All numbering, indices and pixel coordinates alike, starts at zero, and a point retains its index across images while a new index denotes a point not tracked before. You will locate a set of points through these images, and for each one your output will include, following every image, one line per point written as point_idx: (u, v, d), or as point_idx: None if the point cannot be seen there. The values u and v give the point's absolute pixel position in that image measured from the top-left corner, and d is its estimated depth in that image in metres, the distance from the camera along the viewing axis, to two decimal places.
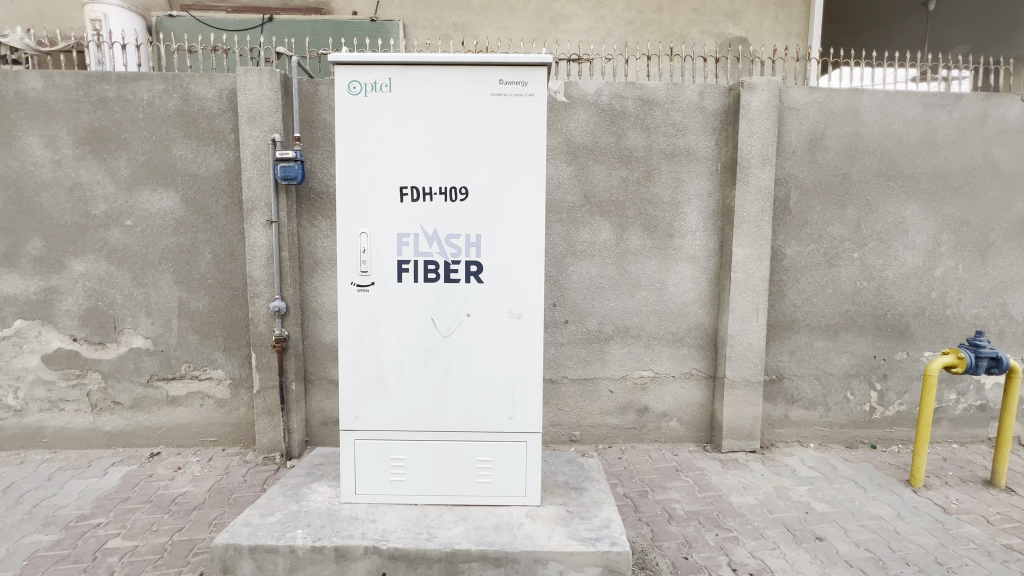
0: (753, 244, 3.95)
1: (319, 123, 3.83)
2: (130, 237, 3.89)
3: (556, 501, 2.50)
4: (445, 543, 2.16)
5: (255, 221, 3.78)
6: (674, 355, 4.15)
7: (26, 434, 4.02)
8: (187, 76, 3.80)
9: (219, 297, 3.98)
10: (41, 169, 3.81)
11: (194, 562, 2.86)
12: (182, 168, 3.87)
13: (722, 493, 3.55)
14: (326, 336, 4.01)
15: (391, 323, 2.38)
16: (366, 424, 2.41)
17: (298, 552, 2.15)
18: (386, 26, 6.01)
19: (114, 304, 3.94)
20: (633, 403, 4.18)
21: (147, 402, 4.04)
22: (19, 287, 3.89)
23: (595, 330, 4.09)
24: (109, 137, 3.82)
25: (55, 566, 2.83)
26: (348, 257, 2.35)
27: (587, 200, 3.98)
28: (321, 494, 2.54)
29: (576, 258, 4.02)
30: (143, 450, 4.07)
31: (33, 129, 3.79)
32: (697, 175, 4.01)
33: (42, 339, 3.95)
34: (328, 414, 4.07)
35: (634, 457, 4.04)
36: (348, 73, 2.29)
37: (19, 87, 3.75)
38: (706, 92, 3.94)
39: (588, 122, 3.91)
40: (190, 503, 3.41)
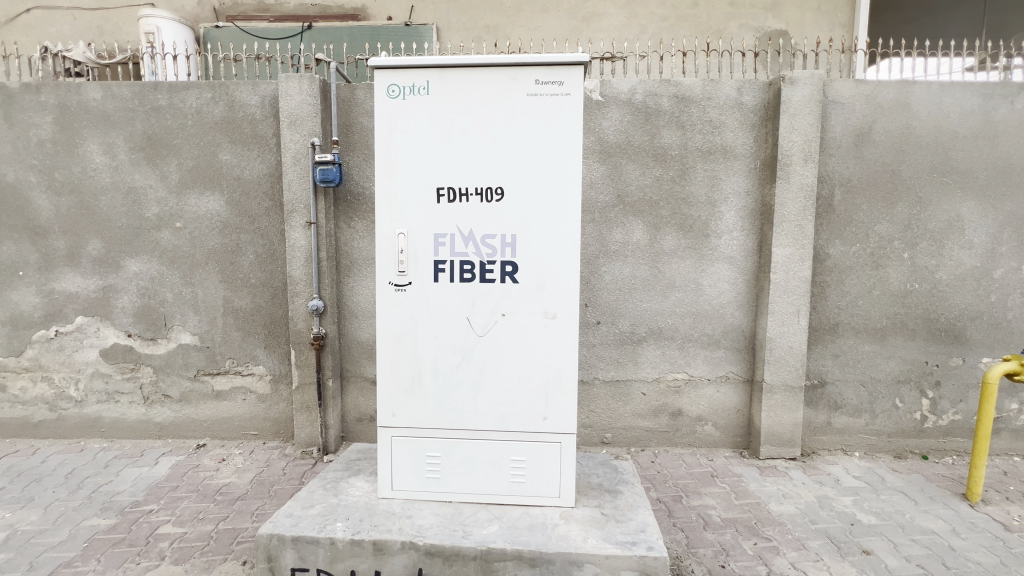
0: (794, 244, 3.81)
1: (356, 127, 3.93)
2: (180, 238, 4.09)
3: (591, 503, 2.48)
4: (480, 541, 2.17)
5: (295, 222, 3.90)
6: (709, 358, 4.05)
7: (85, 423, 4.28)
8: (232, 84, 3.96)
9: (261, 296, 4.13)
10: (101, 174, 4.05)
11: (238, 550, 2.97)
12: (227, 172, 4.04)
13: (760, 501, 3.44)
14: (361, 335, 4.11)
15: (428, 322, 2.41)
16: (403, 421, 2.46)
17: (339, 544, 2.20)
18: (420, 31, 6.15)
19: (165, 302, 4.15)
20: (666, 406, 4.10)
21: (194, 395, 4.24)
22: (80, 285, 4.14)
23: (628, 330, 4.03)
24: (161, 143, 4.02)
25: (112, 549, 3.01)
26: (386, 257, 2.40)
27: (620, 200, 3.93)
28: (359, 488, 2.59)
29: (608, 258, 3.97)
30: (190, 441, 4.27)
31: (94, 137, 4.03)
32: (735, 173, 3.90)
33: (100, 335, 4.19)
34: (363, 411, 4.17)
35: (667, 461, 3.97)
36: (387, 77, 2.34)
37: (81, 97, 4.00)
38: (745, 87, 3.84)
39: (621, 120, 3.86)
40: (234, 493, 3.56)
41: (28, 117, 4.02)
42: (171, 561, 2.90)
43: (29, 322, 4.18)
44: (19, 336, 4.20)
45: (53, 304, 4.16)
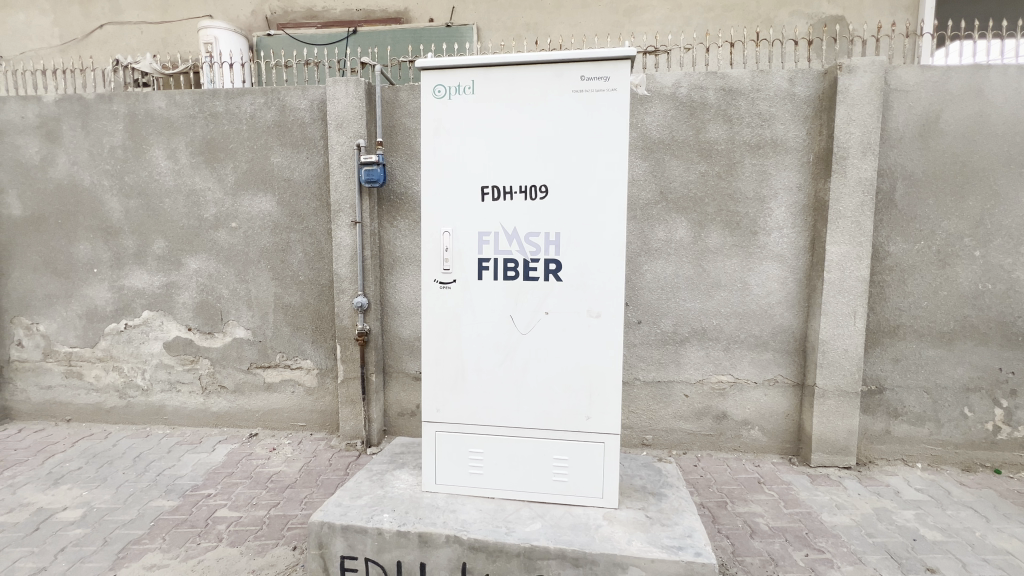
0: (851, 241, 3.61)
1: (399, 128, 4.02)
2: (235, 238, 4.31)
3: (635, 505, 2.44)
4: (523, 538, 2.18)
5: (341, 221, 4.03)
6: (756, 360, 3.90)
7: (151, 411, 4.59)
8: (284, 89, 4.13)
9: (309, 292, 4.30)
10: (165, 178, 4.32)
11: (289, 536, 3.11)
12: (278, 174, 4.22)
13: (812, 510, 3.29)
14: (403, 331, 4.20)
15: (471, 319, 2.44)
16: (447, 417, 2.50)
17: (386, 534, 2.26)
18: (461, 31, 6.21)
19: (221, 298, 4.38)
20: (710, 409, 3.98)
21: (247, 386, 4.45)
22: (146, 282, 4.43)
23: (670, 330, 3.94)
24: (218, 147, 4.25)
25: (175, 529, 3.21)
26: (431, 255, 2.45)
27: (663, 196, 3.83)
28: (403, 481, 2.65)
29: (650, 256, 3.89)
30: (244, 431, 4.49)
31: (159, 142, 4.30)
32: (786, 167, 3.74)
33: (164, 328, 4.47)
34: (404, 406, 4.27)
35: (711, 465, 3.85)
36: (433, 77, 2.38)
37: (148, 106, 4.27)
38: (797, 78, 3.67)
39: (665, 115, 3.77)
40: (284, 481, 3.72)
41: (102, 125, 4.34)
42: (228, 543, 3.07)
43: (103, 316, 4.51)
44: (94, 329, 4.54)
45: (123, 299, 4.47)
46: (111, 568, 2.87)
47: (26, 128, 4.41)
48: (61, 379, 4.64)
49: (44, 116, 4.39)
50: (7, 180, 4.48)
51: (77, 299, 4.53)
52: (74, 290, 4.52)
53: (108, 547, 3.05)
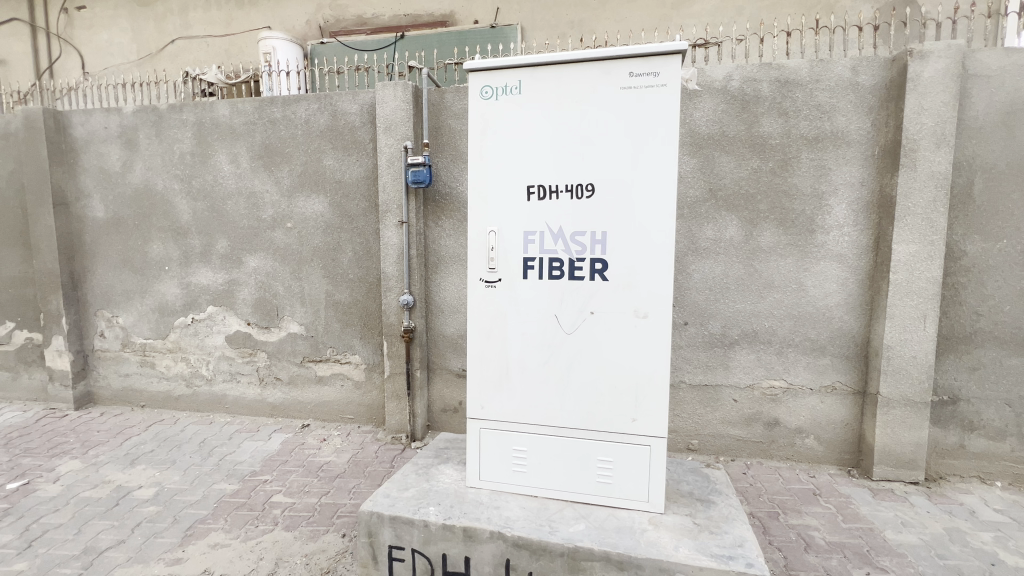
0: (921, 240, 3.36)
1: (445, 129, 4.10)
2: (290, 238, 4.53)
3: (682, 511, 2.37)
4: (567, 538, 2.17)
5: (389, 222, 4.15)
6: (812, 366, 3.71)
7: (214, 400, 4.91)
8: (336, 95, 4.30)
9: (358, 290, 4.46)
10: (228, 181, 4.60)
11: (338, 524, 3.25)
12: (330, 176, 4.40)
13: (873, 527, 3.09)
14: (447, 329, 4.28)
15: (516, 317, 2.45)
16: (491, 414, 2.52)
17: (431, 527, 2.32)
18: (505, 31, 6.25)
19: (277, 294, 4.62)
20: (761, 415, 3.82)
21: (300, 379, 4.67)
22: (211, 279, 4.74)
23: (719, 333, 3.81)
24: (276, 152, 4.47)
25: (236, 511, 3.42)
26: (477, 254, 2.48)
27: (712, 193, 3.70)
28: (448, 475, 2.71)
29: (697, 255, 3.77)
30: (297, 421, 4.72)
31: (223, 148, 4.58)
32: (848, 161, 3.52)
33: (226, 322, 4.77)
34: (448, 402, 4.35)
35: (761, 474, 3.69)
36: (482, 78, 2.41)
37: (213, 114, 4.57)
38: (861, 66, 3.45)
39: (715, 110, 3.64)
40: (334, 471, 3.89)
41: (173, 133, 4.67)
42: (283, 527, 3.24)
43: (172, 310, 4.86)
44: (165, 322, 4.90)
45: (190, 294, 4.80)
46: (180, 544, 3.10)
47: (108, 137, 4.82)
48: (137, 368, 5.04)
49: (123, 126, 4.78)
50: (93, 185, 4.91)
51: (151, 294, 4.90)
52: (148, 286, 4.89)
53: (177, 525, 3.29)
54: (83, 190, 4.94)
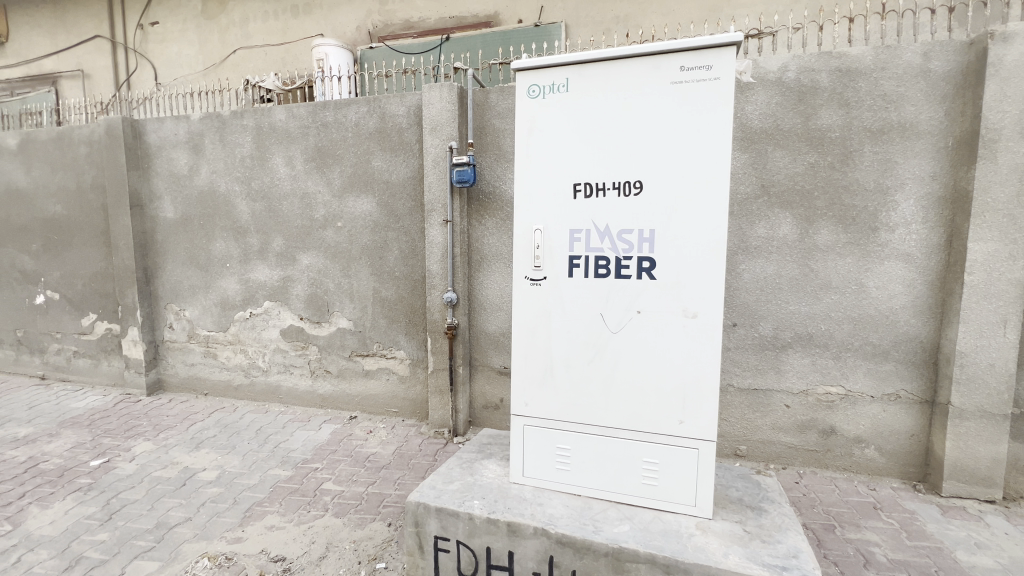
0: (1001, 239, 3.10)
1: (489, 129, 4.14)
2: (340, 236, 4.71)
3: (731, 518, 2.31)
4: (612, 538, 2.16)
5: (434, 221, 4.25)
6: (874, 372, 3.50)
7: (269, 390, 5.18)
8: (384, 98, 4.44)
9: (404, 287, 4.59)
10: (284, 183, 4.84)
11: (384, 513, 3.36)
12: (378, 176, 4.54)
13: (942, 546, 2.88)
14: (489, 327, 4.33)
15: (561, 315, 2.45)
16: (535, 412, 2.54)
17: (476, 520, 2.36)
18: (549, 30, 6.27)
19: (328, 291, 4.82)
20: (816, 422, 3.64)
21: (348, 372, 4.86)
22: (267, 275, 5.00)
23: (770, 335, 3.65)
24: (328, 154, 4.67)
25: (290, 496, 3.61)
26: (523, 252, 2.50)
27: (765, 190, 3.56)
28: (492, 470, 2.74)
29: (748, 254, 3.63)
30: (345, 413, 4.91)
31: (279, 152, 4.82)
32: (916, 154, 3.29)
33: (280, 317, 5.02)
34: (489, 399, 4.41)
35: (815, 484, 3.52)
36: (529, 77, 2.42)
37: (271, 119, 4.82)
38: (933, 51, 3.22)
39: (769, 102, 3.49)
40: (380, 462, 4.02)
41: (235, 138, 4.96)
42: (333, 513, 3.38)
43: (233, 305, 5.17)
44: (226, 315, 5.21)
45: (249, 290, 5.09)
46: (240, 524, 3.30)
47: (178, 143, 5.18)
48: (201, 358, 5.39)
49: (191, 133, 5.12)
50: (164, 187, 5.29)
51: (213, 289, 5.23)
52: (211, 281, 5.22)
53: (237, 506, 3.50)
54: (156, 193, 5.33)
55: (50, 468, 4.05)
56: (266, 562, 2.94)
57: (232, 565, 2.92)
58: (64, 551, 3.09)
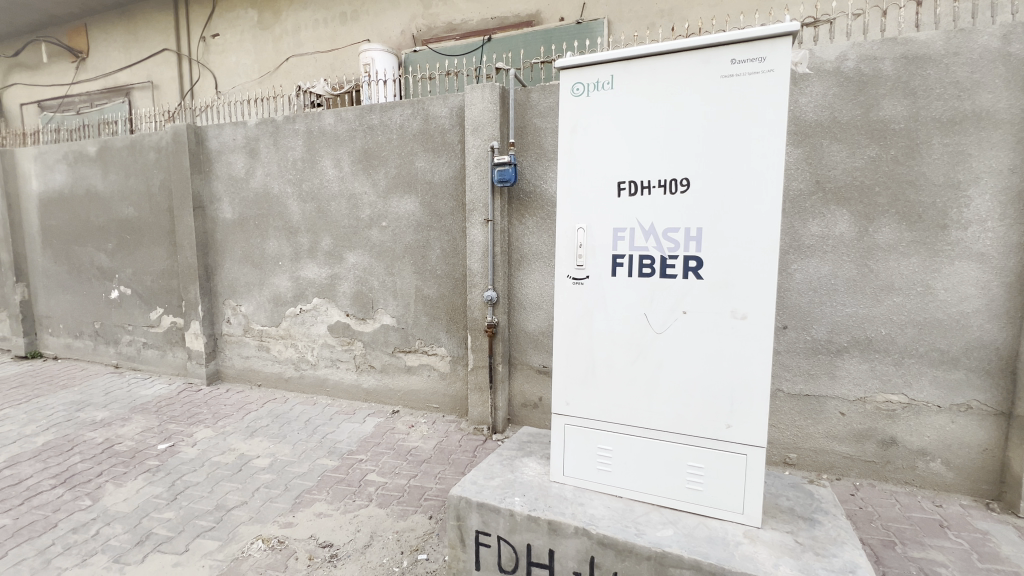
0: None
1: (530, 128, 4.15)
2: (385, 236, 4.86)
3: (781, 528, 2.22)
4: (654, 542, 2.12)
5: (475, 220, 4.30)
6: (941, 380, 3.26)
7: (317, 383, 5.41)
8: (428, 100, 4.53)
9: (445, 285, 4.67)
10: (332, 184, 5.04)
11: (426, 506, 3.44)
12: (421, 177, 4.65)
13: (1019, 571, 2.65)
14: (528, 325, 4.35)
15: (604, 314, 2.43)
16: (576, 411, 2.53)
17: (517, 516, 2.38)
18: (591, 26, 6.25)
19: (373, 289, 4.98)
20: (874, 432, 3.43)
21: (391, 368, 5.00)
22: (316, 273, 5.22)
23: (824, 339, 3.47)
24: (374, 155, 4.81)
25: (337, 485, 3.75)
26: (565, 251, 2.49)
27: (820, 186, 3.38)
28: (532, 468, 2.75)
29: (800, 254, 3.47)
30: (388, 407, 5.06)
31: (328, 155, 5.02)
32: (993, 146, 3.05)
33: (328, 313, 5.23)
34: (528, 397, 4.43)
35: (873, 497, 3.33)
36: (573, 76, 2.41)
37: (320, 123, 5.02)
38: (1013, 33, 2.97)
39: (825, 94, 3.32)
40: (421, 456, 4.12)
41: (287, 142, 5.20)
42: (377, 503, 3.50)
43: (285, 301, 5.42)
44: (278, 311, 5.48)
45: (299, 287, 5.32)
46: (291, 509, 3.47)
47: (236, 148, 5.48)
48: (255, 351, 5.70)
49: (248, 138, 5.41)
50: (223, 190, 5.62)
51: (267, 286, 5.51)
52: (265, 278, 5.50)
53: (289, 492, 3.68)
54: (216, 195, 5.67)
55: (124, 449, 4.40)
56: (315, 547, 3.08)
57: (285, 548, 3.08)
58: (136, 526, 3.34)
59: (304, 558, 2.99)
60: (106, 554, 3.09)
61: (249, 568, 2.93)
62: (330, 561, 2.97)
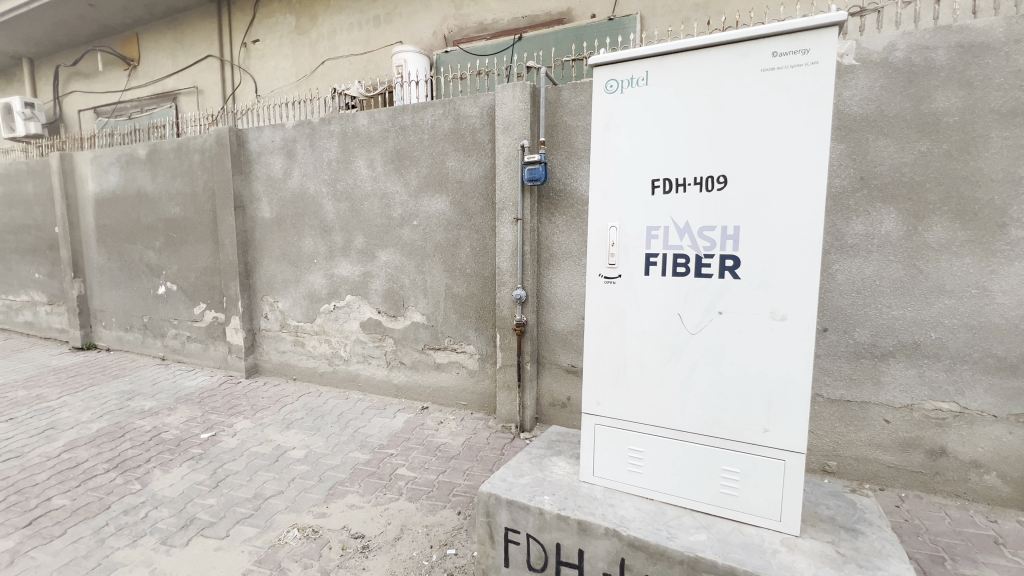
0: None
1: (561, 126, 4.13)
2: (416, 234, 4.93)
3: (822, 538, 2.14)
4: (687, 546, 2.08)
5: (505, 219, 4.32)
6: (997, 388, 3.08)
7: (349, 378, 5.54)
8: (459, 100, 4.57)
9: (474, 284, 4.71)
10: (365, 184, 5.15)
11: (454, 501, 3.48)
12: (451, 176, 4.69)
13: None
14: (557, 324, 4.33)
15: (636, 314, 2.40)
16: (607, 411, 2.51)
17: (546, 515, 2.38)
18: (624, 22, 6.17)
19: (404, 286, 5.07)
20: (922, 441, 3.27)
21: (421, 364, 5.08)
22: (349, 271, 5.35)
23: (868, 343, 3.32)
24: (405, 155, 4.89)
25: (368, 478, 3.84)
26: (597, 250, 2.47)
27: (864, 182, 3.24)
28: (561, 468, 2.75)
29: (842, 254, 3.32)
30: (417, 403, 5.14)
31: (362, 155, 5.13)
32: None
33: (360, 310, 5.35)
34: (556, 396, 4.41)
35: (920, 510, 3.16)
36: (607, 73, 2.39)
37: (354, 125, 5.14)
38: None
39: (871, 86, 3.17)
40: (450, 452, 4.17)
41: (323, 143, 5.35)
42: (407, 497, 3.56)
43: (319, 297, 5.58)
44: (313, 307, 5.64)
45: (333, 284, 5.47)
46: (325, 500, 3.57)
47: (274, 149, 5.67)
48: (291, 346, 5.89)
49: (286, 140, 5.59)
50: (262, 190, 5.82)
51: (303, 283, 5.68)
52: (301, 276, 5.68)
53: (323, 483, 3.79)
54: (255, 195, 5.88)
55: (170, 437, 4.63)
56: (347, 537, 3.16)
57: (319, 537, 3.17)
58: (181, 511, 3.51)
59: (337, 548, 3.08)
60: (154, 535, 3.26)
61: (285, 555, 3.03)
62: (362, 551, 3.04)
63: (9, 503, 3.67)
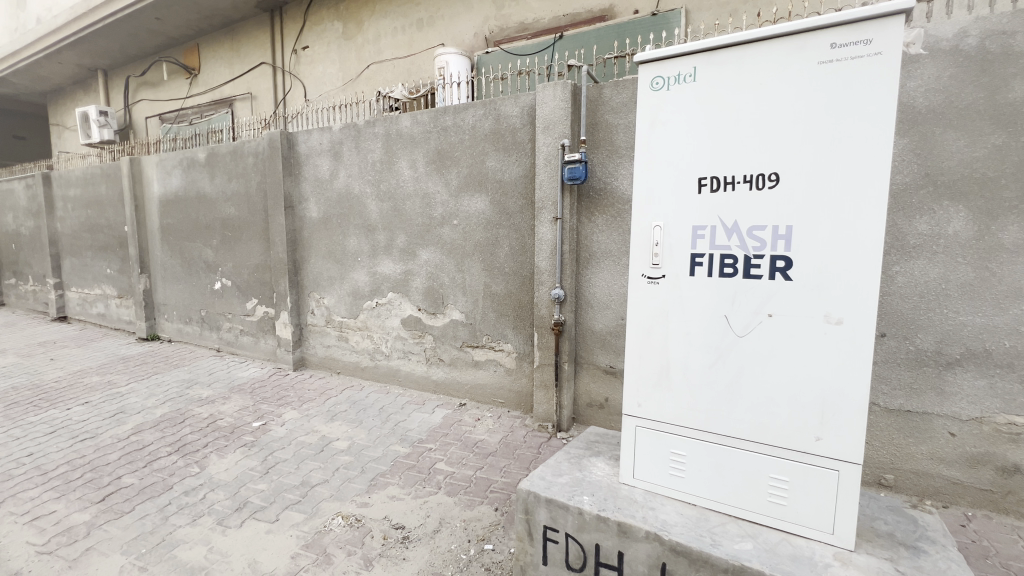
0: None
1: (602, 124, 4.09)
2: (456, 233, 5.01)
3: (879, 554, 2.03)
4: (732, 554, 2.03)
5: (544, 218, 4.31)
6: None
7: (390, 373, 5.70)
8: (499, 100, 4.60)
9: (513, 282, 4.74)
10: (407, 184, 5.28)
11: (492, 497, 3.53)
12: (491, 176, 4.74)
13: None
14: (596, 324, 4.29)
15: (679, 315, 2.35)
16: (648, 414, 2.47)
17: (586, 515, 2.37)
18: (668, 17, 6.04)
19: (443, 284, 5.16)
20: (992, 457, 3.04)
21: (459, 362, 5.15)
22: (391, 269, 5.50)
23: (931, 350, 3.12)
24: (446, 156, 4.98)
25: (408, 471, 3.94)
26: (641, 249, 2.44)
27: (930, 179, 3.03)
28: (601, 469, 2.73)
29: (903, 255, 3.14)
30: (455, 399, 5.22)
31: (404, 156, 5.26)
32: None
33: (401, 307, 5.49)
34: (593, 397, 4.38)
35: (990, 530, 2.94)
36: (653, 69, 2.35)
37: (398, 126, 5.27)
38: None
39: (939, 76, 2.97)
40: (487, 448, 4.22)
41: (367, 145, 5.51)
42: (445, 491, 3.64)
43: (362, 294, 5.76)
44: (356, 304, 5.83)
45: (376, 281, 5.64)
46: (367, 490, 3.69)
47: (322, 151, 5.90)
48: (335, 340, 6.11)
49: (333, 142, 5.80)
50: (310, 191, 6.07)
51: (347, 280, 5.88)
52: (345, 273, 5.88)
53: (365, 474, 3.92)
54: (303, 195, 6.13)
55: (225, 424, 4.91)
56: (388, 528, 3.26)
57: (362, 526, 3.29)
58: (236, 494, 3.72)
59: (379, 537, 3.18)
60: (212, 516, 3.47)
61: (331, 541, 3.16)
62: (402, 542, 3.12)
63: (86, 479, 4.01)
